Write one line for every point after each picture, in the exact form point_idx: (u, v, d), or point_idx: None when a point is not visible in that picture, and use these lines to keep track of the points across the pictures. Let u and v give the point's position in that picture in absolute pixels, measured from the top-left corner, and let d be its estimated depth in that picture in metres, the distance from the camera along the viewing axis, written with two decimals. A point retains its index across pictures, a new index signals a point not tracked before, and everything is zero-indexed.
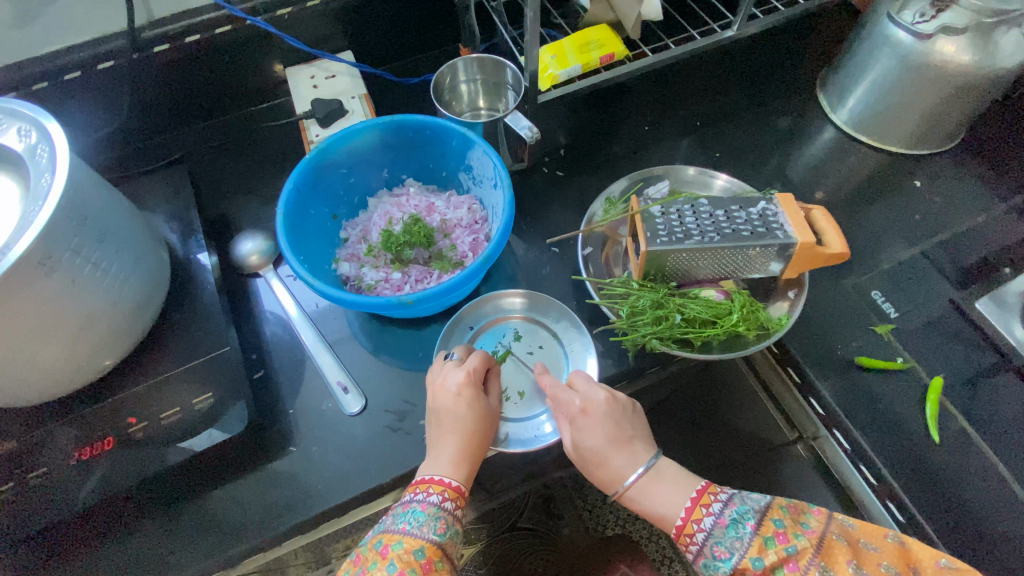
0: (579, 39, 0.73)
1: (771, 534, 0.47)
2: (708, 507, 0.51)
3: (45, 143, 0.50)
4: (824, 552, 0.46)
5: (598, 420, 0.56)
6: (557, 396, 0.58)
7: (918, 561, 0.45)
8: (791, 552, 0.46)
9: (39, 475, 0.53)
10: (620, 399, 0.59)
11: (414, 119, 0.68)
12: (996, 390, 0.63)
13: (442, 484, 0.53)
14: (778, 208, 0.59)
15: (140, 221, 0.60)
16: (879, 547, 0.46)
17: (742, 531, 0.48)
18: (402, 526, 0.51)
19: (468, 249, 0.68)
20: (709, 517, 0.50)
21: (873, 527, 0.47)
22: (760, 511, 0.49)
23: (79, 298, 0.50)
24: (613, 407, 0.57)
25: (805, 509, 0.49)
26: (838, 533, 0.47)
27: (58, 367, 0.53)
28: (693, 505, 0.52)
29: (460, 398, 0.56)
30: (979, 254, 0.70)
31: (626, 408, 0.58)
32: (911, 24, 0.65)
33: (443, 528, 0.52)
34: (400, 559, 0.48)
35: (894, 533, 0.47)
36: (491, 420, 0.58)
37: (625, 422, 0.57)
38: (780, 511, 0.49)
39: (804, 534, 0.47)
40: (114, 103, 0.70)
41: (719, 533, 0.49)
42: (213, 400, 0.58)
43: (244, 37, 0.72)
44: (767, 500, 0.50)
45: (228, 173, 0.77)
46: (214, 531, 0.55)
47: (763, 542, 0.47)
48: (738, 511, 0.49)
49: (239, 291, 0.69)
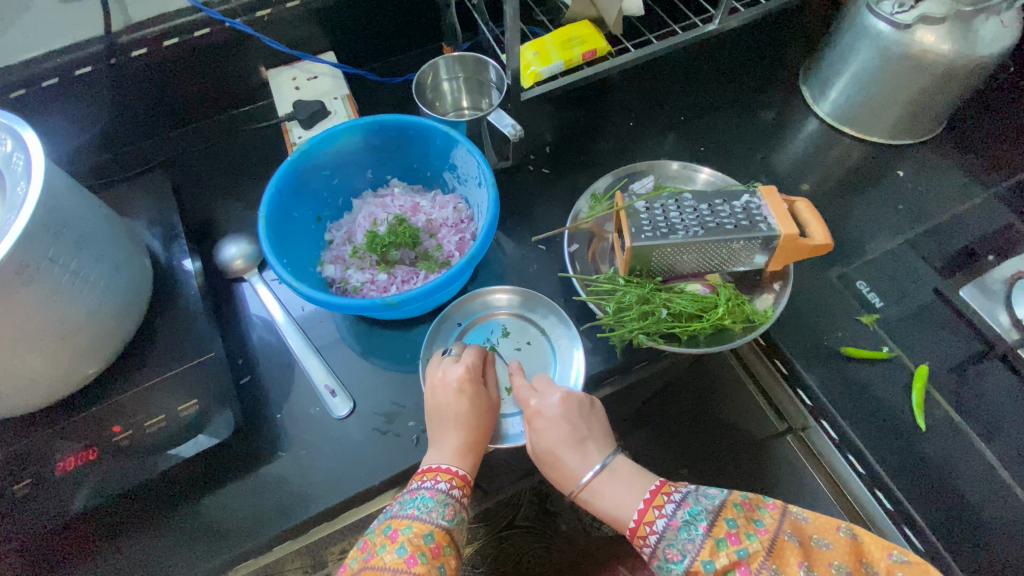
0: (561, 35, 0.74)
1: (723, 536, 0.48)
2: (660, 510, 0.51)
3: (20, 152, 0.49)
4: (774, 554, 0.46)
5: (552, 421, 0.56)
6: (521, 398, 0.59)
7: (871, 555, 0.46)
8: (743, 555, 0.46)
9: (23, 487, 0.53)
10: (578, 396, 0.58)
11: (396, 120, 0.67)
12: (982, 378, 0.63)
13: (449, 472, 0.54)
14: (761, 200, 0.59)
15: (120, 228, 0.60)
16: (830, 543, 0.47)
17: (693, 533, 0.48)
18: (411, 512, 0.52)
19: (454, 249, 0.68)
20: (661, 520, 0.50)
21: (827, 521, 0.48)
22: (713, 512, 0.49)
23: (59, 307, 0.50)
24: (569, 407, 0.56)
25: (760, 504, 0.50)
26: (790, 533, 0.47)
27: (39, 378, 0.52)
28: (645, 507, 0.52)
29: (461, 394, 0.56)
30: (963, 243, 0.71)
31: (583, 406, 0.58)
32: (890, 14, 0.65)
33: (451, 514, 0.53)
34: (410, 543, 0.50)
35: (847, 526, 0.47)
36: (490, 411, 0.59)
37: (581, 422, 0.57)
38: (733, 510, 0.49)
39: (756, 535, 0.47)
40: (93, 109, 0.69)
41: (671, 535, 0.49)
42: (199, 407, 0.57)
43: (224, 40, 0.71)
44: (721, 499, 0.50)
45: (212, 177, 0.76)
46: (204, 538, 0.55)
47: (714, 544, 0.47)
48: (690, 512, 0.50)
49: (223, 297, 0.68)
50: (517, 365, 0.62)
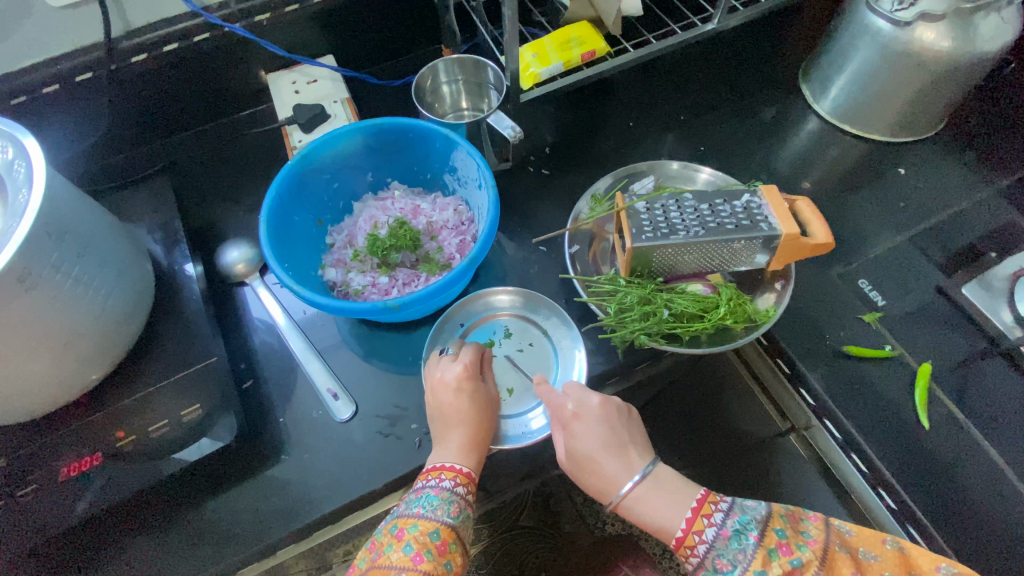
0: (560, 37, 0.75)
1: (774, 546, 0.47)
2: (709, 518, 0.50)
3: (21, 159, 0.50)
4: (829, 564, 0.46)
5: (591, 424, 0.56)
6: (553, 405, 0.58)
7: (919, 567, 0.46)
8: (797, 564, 0.46)
9: (28, 493, 0.53)
10: (613, 402, 0.59)
11: (395, 122, 0.67)
12: (986, 375, 0.63)
13: (454, 469, 0.54)
14: (762, 200, 0.59)
15: (122, 234, 0.60)
16: (879, 556, 0.47)
17: (744, 543, 0.48)
18: (417, 510, 0.52)
19: (455, 251, 0.68)
20: (711, 528, 0.50)
21: (872, 534, 0.48)
22: (762, 522, 0.49)
23: (61, 314, 0.50)
24: (606, 411, 0.58)
25: (802, 516, 0.50)
26: (839, 544, 0.47)
27: (43, 384, 0.53)
28: (693, 516, 0.51)
29: (461, 393, 0.57)
30: (965, 240, 0.71)
31: (619, 412, 0.59)
32: (889, 12, 0.65)
33: (457, 511, 0.53)
34: (416, 541, 0.50)
35: (892, 539, 0.48)
36: (492, 409, 0.59)
37: (619, 427, 0.57)
38: (780, 520, 0.49)
39: (807, 545, 0.47)
40: (93, 114, 0.69)
41: (722, 544, 0.49)
42: (202, 411, 0.57)
43: (223, 45, 0.71)
44: (767, 510, 0.50)
45: (213, 182, 0.77)
46: (208, 542, 0.55)
47: (767, 553, 0.47)
48: (740, 520, 0.49)
49: (225, 301, 0.68)
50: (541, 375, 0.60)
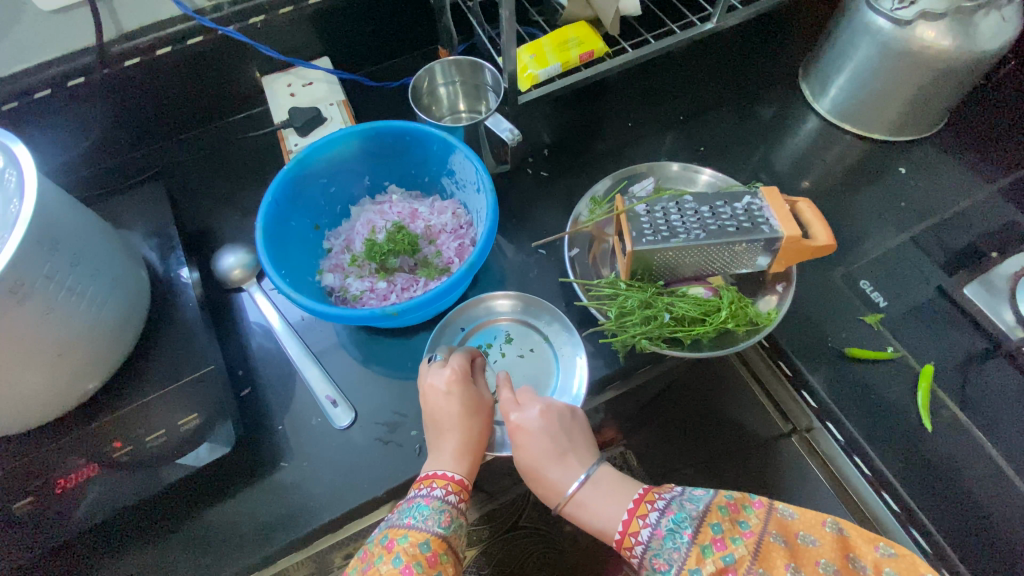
0: (558, 37, 0.74)
1: (709, 542, 0.47)
2: (645, 518, 0.50)
3: (12, 167, 0.49)
4: (761, 558, 0.45)
5: (533, 435, 0.55)
6: (504, 411, 0.58)
7: (857, 550, 0.45)
8: (729, 561, 0.45)
9: (23, 506, 0.52)
10: (558, 408, 0.57)
11: (393, 126, 0.66)
12: (988, 376, 0.63)
13: (445, 478, 0.53)
14: (763, 202, 0.59)
15: (116, 241, 0.59)
16: (818, 540, 0.46)
17: (678, 542, 0.47)
18: (407, 521, 0.52)
19: (453, 256, 0.67)
20: (646, 529, 0.50)
21: (812, 517, 0.47)
22: (698, 517, 0.48)
23: (56, 325, 0.49)
24: (550, 421, 0.56)
25: (743, 504, 0.49)
26: (776, 535, 0.47)
27: (38, 395, 0.52)
28: (630, 517, 0.51)
29: (451, 396, 0.56)
30: (966, 240, 0.70)
31: (565, 417, 0.57)
32: (890, 10, 0.64)
33: (448, 521, 0.52)
34: (405, 554, 0.49)
35: (833, 521, 0.47)
36: (484, 410, 0.58)
37: (563, 436, 0.56)
38: (717, 514, 0.48)
39: (742, 539, 0.46)
40: (87, 120, 0.68)
41: (657, 544, 0.48)
42: (199, 420, 0.57)
43: (218, 48, 0.70)
44: (704, 504, 0.49)
45: (208, 186, 0.76)
46: (209, 551, 0.55)
47: (701, 551, 0.46)
48: (674, 520, 0.49)
49: (222, 307, 0.68)
50: (505, 376, 0.60)
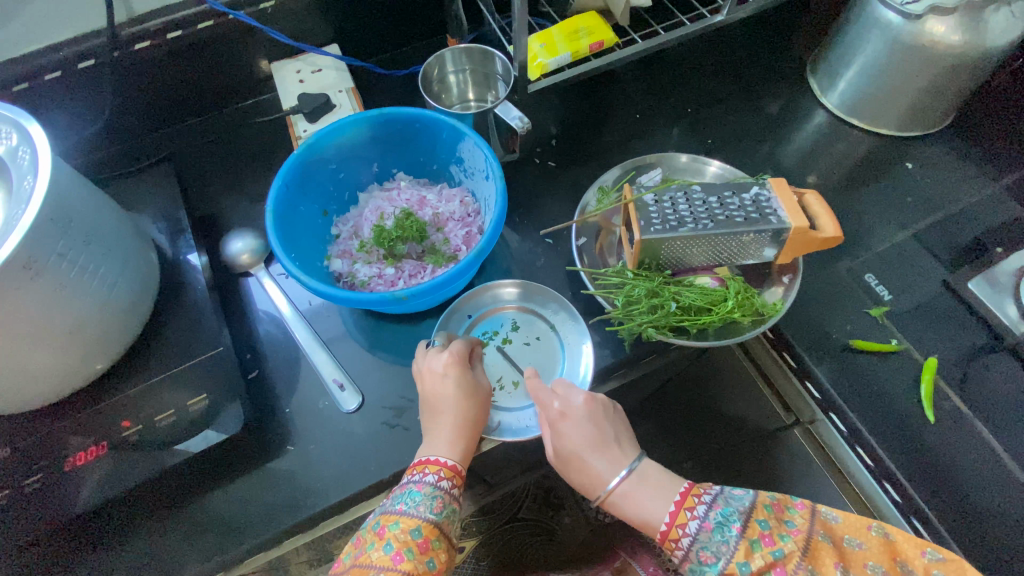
0: (568, 27, 0.74)
1: (757, 538, 0.47)
2: (693, 511, 0.50)
3: (26, 146, 0.49)
4: (811, 556, 0.46)
5: (577, 422, 0.56)
6: (540, 402, 0.58)
7: (905, 554, 0.45)
8: (778, 556, 0.46)
9: (33, 482, 0.53)
10: (598, 399, 0.58)
11: (402, 113, 0.67)
12: (992, 370, 0.63)
13: (438, 464, 0.54)
14: (771, 193, 0.59)
15: (126, 222, 0.59)
16: (864, 543, 0.46)
17: (728, 535, 0.47)
18: (400, 507, 0.52)
19: (461, 243, 0.68)
20: (694, 521, 0.49)
21: (857, 520, 0.48)
22: (745, 513, 0.49)
23: (68, 302, 0.50)
24: (593, 409, 0.57)
25: (788, 505, 0.50)
26: (822, 534, 0.47)
27: (49, 373, 0.52)
28: (676, 509, 0.51)
29: (447, 378, 0.57)
30: (971, 235, 0.71)
31: (604, 409, 0.58)
32: (900, 4, 0.64)
33: (440, 506, 0.52)
34: (397, 540, 0.49)
35: (877, 524, 0.47)
36: (482, 395, 0.58)
37: (605, 425, 0.56)
38: (764, 511, 0.49)
39: (790, 536, 0.47)
40: (98, 103, 0.69)
41: (705, 537, 0.48)
42: (208, 401, 0.57)
43: (228, 32, 0.70)
44: (750, 501, 0.50)
45: (216, 171, 0.76)
46: (216, 531, 0.55)
47: (750, 545, 0.47)
48: (723, 514, 0.49)
49: (230, 291, 0.68)
50: (534, 370, 0.60)
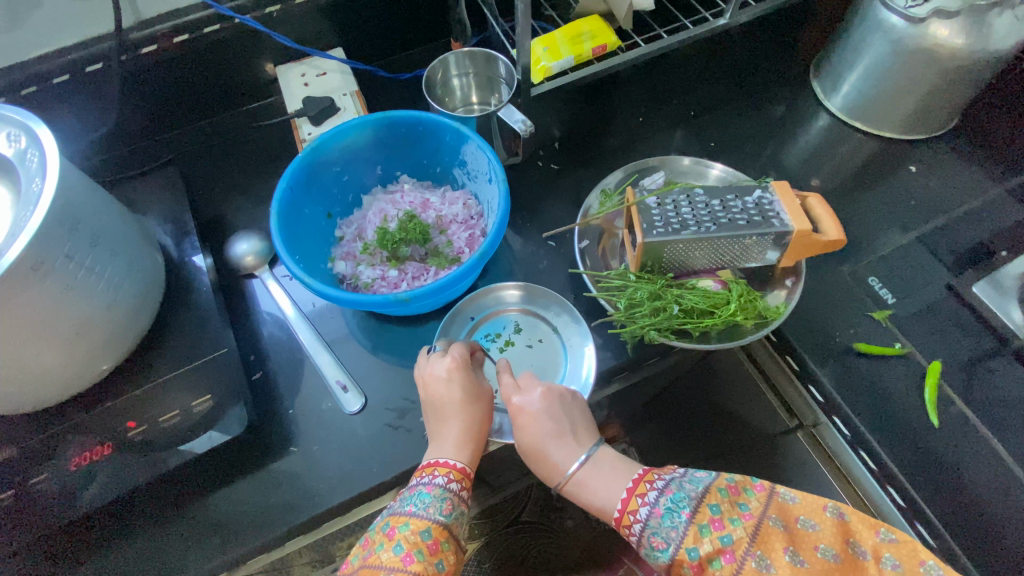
0: (572, 30, 0.75)
1: (706, 522, 0.47)
2: (643, 497, 0.51)
3: (34, 148, 0.50)
4: (759, 540, 0.45)
5: (535, 414, 0.56)
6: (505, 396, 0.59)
7: (857, 535, 0.45)
8: (726, 542, 0.46)
9: (39, 481, 0.53)
10: (561, 389, 0.58)
11: (406, 116, 0.67)
12: (997, 374, 0.63)
13: (447, 465, 0.54)
14: (773, 196, 0.59)
15: (133, 224, 0.60)
16: (818, 526, 0.46)
17: (676, 521, 0.47)
18: (409, 508, 0.52)
19: (464, 245, 0.68)
20: (644, 507, 0.50)
21: (813, 501, 0.47)
22: (697, 498, 0.48)
23: (74, 303, 0.50)
24: (552, 401, 0.57)
25: (745, 487, 0.49)
26: (775, 518, 0.46)
27: (55, 373, 0.53)
28: (629, 496, 0.52)
29: (451, 382, 0.57)
30: (975, 238, 0.70)
31: (566, 399, 0.58)
32: (903, 8, 0.64)
33: (449, 508, 0.53)
34: (407, 541, 0.49)
35: (834, 506, 0.46)
36: (485, 401, 0.59)
37: (563, 419, 0.57)
38: (717, 495, 0.48)
39: (740, 520, 0.46)
40: (105, 106, 0.69)
41: (655, 522, 0.49)
42: (212, 402, 0.58)
43: (234, 36, 0.71)
44: (704, 485, 0.49)
45: (222, 174, 0.77)
46: (219, 532, 0.56)
47: (698, 530, 0.47)
48: (673, 499, 0.49)
49: (234, 293, 0.68)
50: (505, 363, 0.61)
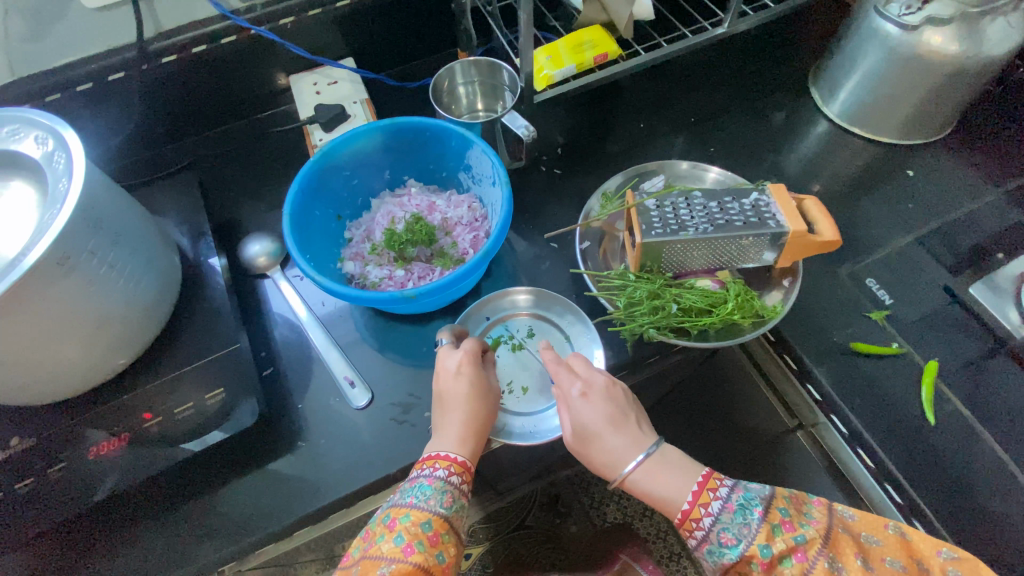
0: (573, 40, 0.77)
1: (778, 523, 0.49)
2: (715, 492, 0.51)
3: (61, 151, 0.52)
4: (831, 543, 0.48)
5: (597, 400, 0.56)
6: (558, 379, 0.59)
7: (921, 553, 0.47)
8: (799, 541, 0.47)
9: (58, 470, 0.55)
10: (620, 386, 0.59)
11: (413, 122, 0.70)
12: (994, 373, 0.63)
13: (447, 459, 0.55)
14: (770, 198, 0.61)
15: (152, 225, 0.62)
16: (881, 540, 0.48)
17: (750, 518, 0.49)
18: (409, 500, 0.53)
19: (468, 246, 0.70)
20: (716, 502, 0.51)
21: (874, 518, 0.50)
22: (766, 500, 0.50)
23: (96, 297, 0.53)
24: (613, 390, 0.58)
25: (806, 498, 0.52)
26: (842, 527, 0.49)
27: (75, 366, 0.55)
28: (699, 489, 0.52)
29: (460, 377, 0.59)
30: (973, 241, 0.71)
31: (625, 394, 0.59)
32: (897, 16, 0.66)
33: (450, 501, 0.54)
34: (408, 532, 0.51)
35: (894, 524, 0.49)
36: (494, 398, 0.60)
37: (628, 407, 0.58)
38: (784, 500, 0.51)
39: (810, 524, 0.49)
40: (125, 112, 0.72)
41: (727, 518, 0.50)
42: (224, 396, 0.60)
43: (249, 47, 0.74)
44: (771, 490, 0.51)
45: (235, 179, 0.79)
46: (229, 521, 0.57)
47: (771, 529, 0.48)
48: (744, 497, 0.51)
49: (247, 292, 0.71)
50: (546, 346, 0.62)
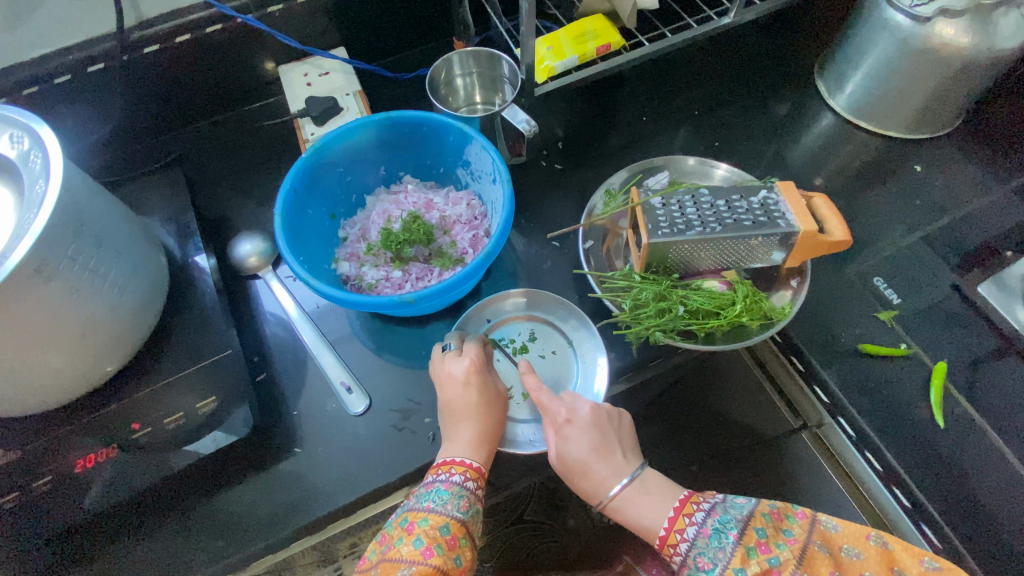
0: (575, 30, 0.74)
1: (753, 545, 0.47)
2: (691, 517, 0.50)
3: (37, 150, 0.49)
4: (806, 563, 0.46)
5: (583, 428, 0.56)
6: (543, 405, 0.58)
7: (902, 563, 0.45)
8: (774, 563, 0.46)
9: (44, 484, 0.53)
10: (605, 409, 0.59)
11: (409, 115, 0.67)
12: (1001, 374, 0.63)
13: (463, 464, 0.54)
14: (779, 196, 0.59)
15: (137, 226, 0.60)
16: (862, 554, 0.46)
17: (724, 541, 0.47)
18: (426, 504, 0.52)
19: (468, 246, 0.68)
20: (692, 526, 0.50)
21: (857, 529, 0.47)
22: (742, 521, 0.49)
23: (79, 305, 0.50)
24: (598, 416, 0.57)
25: (788, 513, 0.49)
26: (819, 543, 0.47)
27: (59, 376, 0.53)
28: (676, 514, 0.52)
29: (470, 386, 0.57)
30: (980, 239, 0.70)
31: (611, 419, 0.58)
32: (909, 7, 0.64)
33: (466, 506, 0.53)
34: (426, 536, 0.49)
35: (876, 534, 0.47)
36: (500, 402, 0.59)
37: (610, 433, 0.57)
38: (762, 519, 0.49)
39: (786, 545, 0.47)
40: (106, 105, 0.69)
41: (702, 542, 0.48)
42: (216, 404, 0.57)
43: (236, 36, 0.71)
44: (749, 508, 0.50)
45: (224, 174, 0.76)
46: (223, 533, 0.55)
47: (746, 552, 0.47)
48: (720, 520, 0.49)
49: (238, 294, 0.68)
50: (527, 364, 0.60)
